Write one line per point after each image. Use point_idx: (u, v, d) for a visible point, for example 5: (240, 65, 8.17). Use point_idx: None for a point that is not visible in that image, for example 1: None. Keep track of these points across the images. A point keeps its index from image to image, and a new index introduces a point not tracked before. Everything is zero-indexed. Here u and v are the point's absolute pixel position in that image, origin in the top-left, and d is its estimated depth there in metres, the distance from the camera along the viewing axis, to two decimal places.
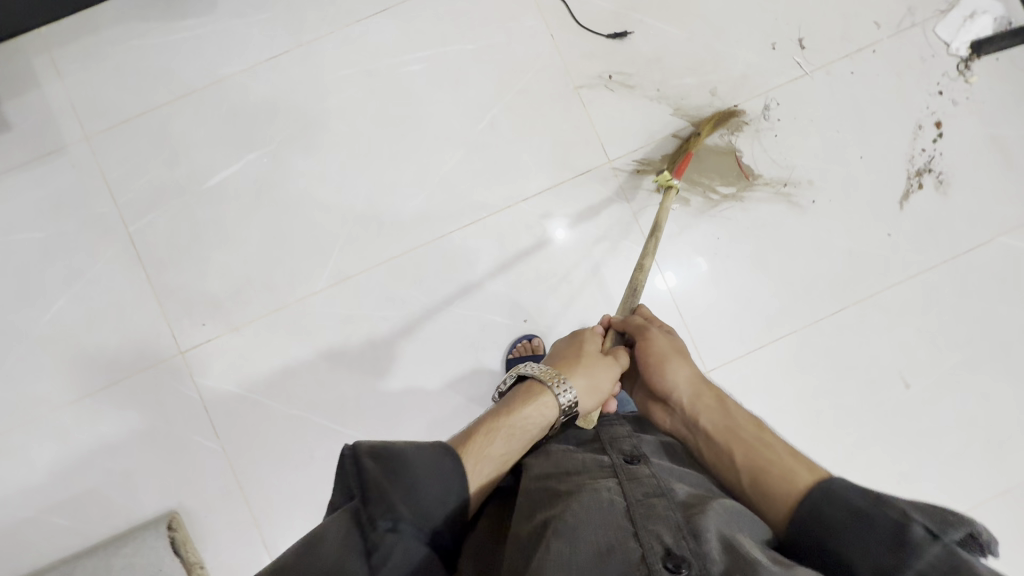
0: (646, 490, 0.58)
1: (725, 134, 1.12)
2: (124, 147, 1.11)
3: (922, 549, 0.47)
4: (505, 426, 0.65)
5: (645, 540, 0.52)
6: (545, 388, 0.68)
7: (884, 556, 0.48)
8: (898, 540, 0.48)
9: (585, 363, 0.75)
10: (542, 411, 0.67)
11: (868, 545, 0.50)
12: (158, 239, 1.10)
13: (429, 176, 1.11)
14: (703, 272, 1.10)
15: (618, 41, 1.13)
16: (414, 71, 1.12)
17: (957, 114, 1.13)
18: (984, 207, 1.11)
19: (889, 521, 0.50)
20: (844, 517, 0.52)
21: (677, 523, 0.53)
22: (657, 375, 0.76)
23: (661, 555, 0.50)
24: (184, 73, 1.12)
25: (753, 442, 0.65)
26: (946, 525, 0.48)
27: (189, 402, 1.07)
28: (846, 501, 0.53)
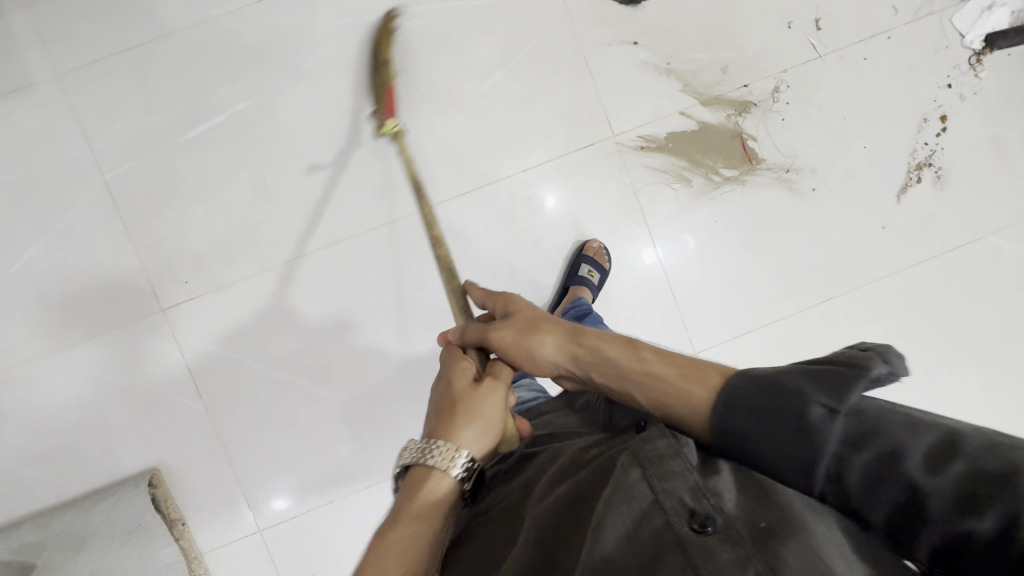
0: (659, 446, 0.50)
1: (732, 115, 1.09)
2: (99, 89, 1.03)
3: (826, 431, 0.41)
4: (394, 536, 0.53)
5: (667, 505, 0.45)
6: (425, 467, 0.58)
7: (796, 450, 0.42)
8: (801, 430, 0.42)
9: (458, 410, 0.62)
10: (430, 493, 0.56)
11: (781, 439, 0.43)
12: (138, 189, 1.04)
13: (427, 139, 1.06)
14: (690, 249, 1.10)
15: (631, 8, 1.07)
16: (416, 26, 1.06)
17: (963, 109, 1.12)
18: (976, 205, 1.13)
19: (790, 412, 0.43)
20: (751, 427, 0.45)
21: (695, 480, 0.47)
22: (528, 364, 0.66)
23: (685, 517, 0.44)
24: (166, 10, 1.04)
25: (641, 379, 0.56)
26: (845, 392, 0.42)
27: (172, 361, 1.05)
28: (746, 407, 0.46)
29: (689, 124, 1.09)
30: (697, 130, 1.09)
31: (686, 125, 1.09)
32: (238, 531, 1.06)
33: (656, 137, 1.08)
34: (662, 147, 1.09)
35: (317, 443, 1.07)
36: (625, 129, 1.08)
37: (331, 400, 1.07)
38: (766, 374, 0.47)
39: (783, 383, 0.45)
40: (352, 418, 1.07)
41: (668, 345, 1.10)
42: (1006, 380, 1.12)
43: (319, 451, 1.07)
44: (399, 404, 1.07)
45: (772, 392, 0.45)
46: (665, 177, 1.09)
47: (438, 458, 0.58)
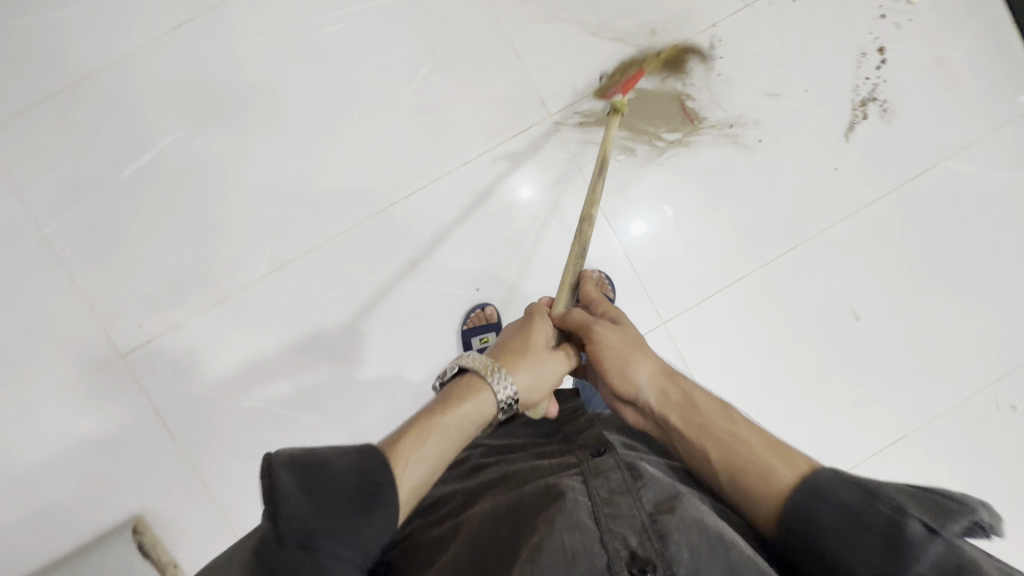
0: (612, 486, 0.58)
1: (667, 77, 1.07)
2: (24, 143, 1.01)
3: (924, 548, 0.44)
4: (436, 426, 0.59)
5: (610, 545, 0.52)
6: (483, 382, 0.63)
7: (880, 557, 0.45)
8: (895, 538, 0.45)
9: (527, 356, 0.68)
10: (477, 407, 0.62)
11: (862, 546, 0.46)
12: (79, 238, 1.02)
13: (364, 146, 1.05)
14: (669, 219, 1.09)
15: None
16: (335, 33, 1.04)
17: (900, 37, 1.10)
18: (927, 132, 1.11)
19: (884, 516, 0.47)
20: (836, 517, 0.48)
21: (642, 523, 0.54)
22: (619, 377, 0.69)
23: (626, 559, 0.51)
24: (79, 52, 1.01)
25: (729, 440, 0.59)
26: (944, 519, 0.46)
27: (139, 406, 1.04)
28: (839, 500, 0.49)
29: (626, 93, 1.07)
30: (633, 98, 1.07)
31: None
32: None
33: (594, 111, 1.07)
34: (601, 120, 1.07)
35: None
36: (561, 108, 1.06)
37: (305, 423, 1.06)
38: (868, 479, 0.50)
39: (882, 490, 0.49)
40: (329, 437, 1.06)
41: (636, 318, 1.09)
42: (980, 305, 1.11)
43: None
44: (375, 416, 1.06)
45: (870, 498, 0.48)
46: (609, 150, 1.07)
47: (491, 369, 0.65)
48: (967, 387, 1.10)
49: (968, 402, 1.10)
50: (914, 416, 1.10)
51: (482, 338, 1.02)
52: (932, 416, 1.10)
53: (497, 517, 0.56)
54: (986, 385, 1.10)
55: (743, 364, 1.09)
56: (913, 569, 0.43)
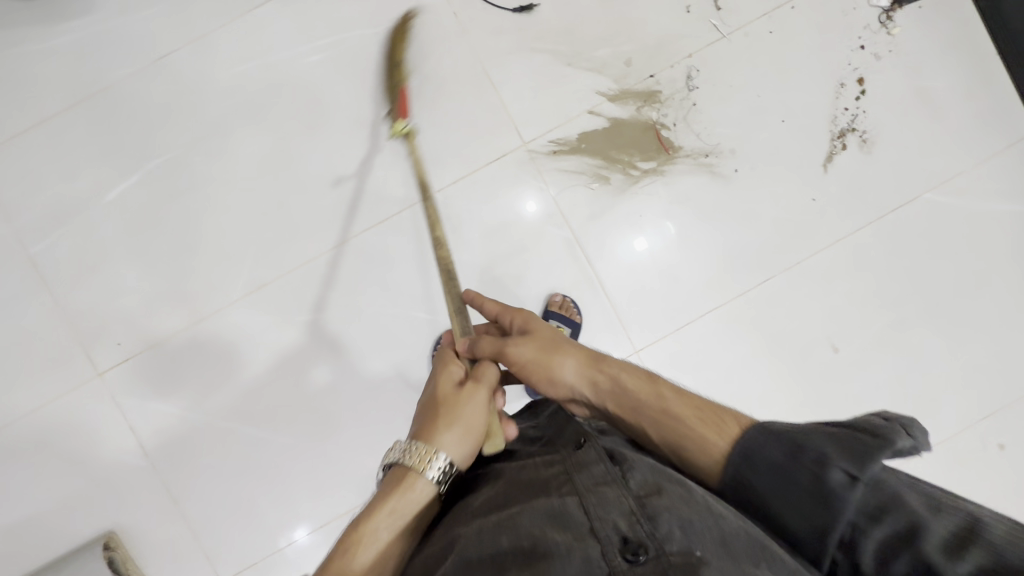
0: (597, 477, 0.56)
1: (641, 106, 1.08)
2: (17, 166, 1.05)
3: (845, 497, 0.44)
4: (367, 532, 0.57)
5: (601, 533, 0.49)
6: (408, 471, 0.61)
7: (816, 514, 0.46)
8: (822, 493, 0.45)
9: (442, 417, 0.65)
10: (408, 494, 0.60)
11: (794, 500, 0.47)
12: (64, 258, 1.05)
13: (341, 172, 1.07)
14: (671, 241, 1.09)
15: (526, 14, 1.07)
16: (316, 62, 1.06)
17: (880, 68, 1.09)
18: (909, 163, 1.09)
19: (810, 475, 0.46)
20: (769, 481, 0.49)
21: (630, 508, 0.51)
22: (547, 381, 0.70)
23: (619, 546, 0.48)
24: (71, 80, 1.05)
25: (662, 415, 0.60)
26: (866, 462, 0.44)
27: (115, 423, 1.05)
28: (767, 459, 0.49)
29: (600, 122, 1.07)
30: (608, 126, 1.08)
31: (597, 124, 1.07)
32: None
33: (568, 139, 1.07)
34: (576, 148, 1.07)
35: (268, 487, 1.07)
36: (535, 136, 1.07)
37: (277, 443, 1.07)
38: (790, 429, 0.50)
39: (806, 442, 0.47)
40: (300, 459, 1.06)
41: (609, 346, 1.08)
42: (964, 340, 1.08)
43: (271, 494, 1.07)
44: (346, 438, 1.07)
45: (795, 452, 0.48)
46: (583, 178, 1.07)
47: (414, 458, 0.61)
48: (951, 425, 1.07)
49: (953, 440, 1.07)
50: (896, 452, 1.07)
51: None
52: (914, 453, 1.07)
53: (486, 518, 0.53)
54: (972, 422, 1.07)
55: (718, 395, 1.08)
56: (845, 522, 0.45)
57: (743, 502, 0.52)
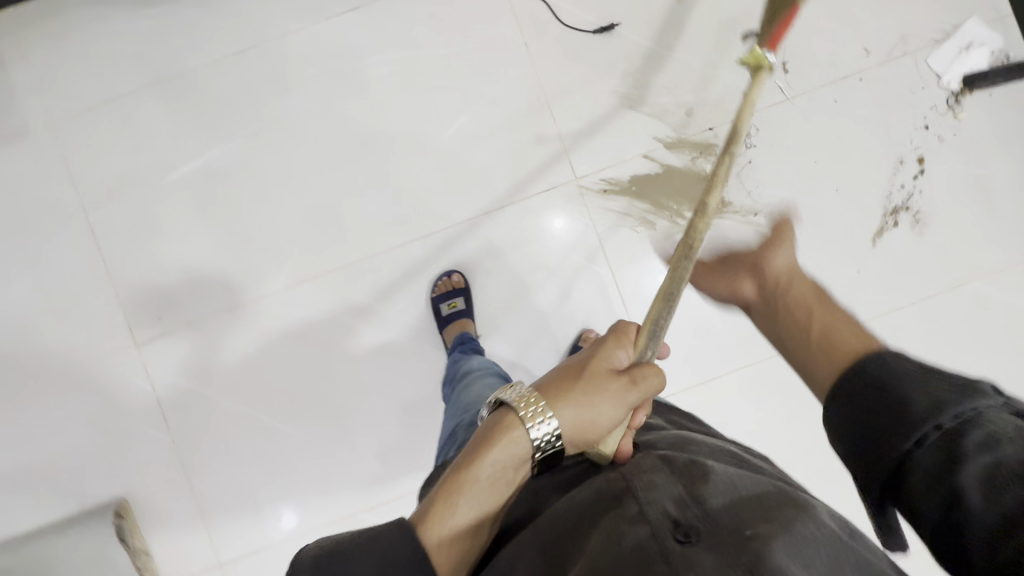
0: (642, 466, 0.54)
1: (696, 157, 1.08)
2: (86, 135, 1.09)
3: (984, 398, 0.42)
4: (470, 477, 0.55)
5: (652, 514, 0.47)
6: (516, 422, 0.56)
7: (947, 405, 0.42)
8: (958, 391, 0.43)
9: (580, 386, 0.58)
10: (510, 451, 0.55)
11: (928, 388, 0.44)
12: (118, 229, 1.09)
13: (393, 182, 1.09)
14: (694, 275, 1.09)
15: (604, 35, 1.09)
16: (383, 73, 1.09)
17: (942, 151, 1.08)
18: (959, 249, 1.08)
19: (947, 380, 0.44)
20: (893, 379, 0.46)
21: (678, 492, 0.49)
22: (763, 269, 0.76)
23: (670, 526, 0.46)
24: (149, 61, 1.09)
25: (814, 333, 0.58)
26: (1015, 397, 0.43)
27: (143, 394, 1.08)
28: (902, 367, 0.47)
29: (653, 168, 1.08)
30: (660, 173, 1.08)
31: (650, 169, 1.08)
32: (200, 563, 1.08)
33: (619, 180, 1.08)
34: (625, 190, 1.08)
35: (277, 478, 1.08)
36: (587, 174, 1.08)
37: (293, 436, 1.08)
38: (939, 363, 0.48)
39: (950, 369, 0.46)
40: (314, 454, 1.08)
41: None
42: None
43: (280, 486, 1.08)
44: (360, 441, 1.08)
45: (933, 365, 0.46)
46: (629, 220, 1.08)
47: (530, 411, 0.56)
48: None
49: None
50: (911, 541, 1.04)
51: (449, 303, 1.06)
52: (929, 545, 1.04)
53: (548, 524, 0.52)
54: None
55: None
56: (973, 406, 0.41)
57: (861, 405, 0.47)
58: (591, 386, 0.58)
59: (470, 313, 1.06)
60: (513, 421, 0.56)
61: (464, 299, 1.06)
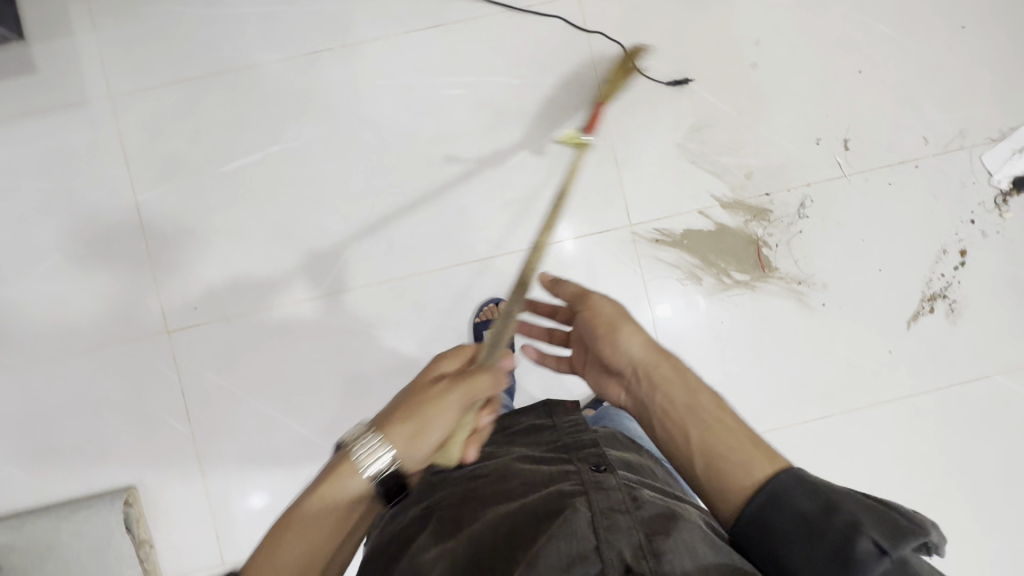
0: (613, 500, 0.54)
1: (749, 220, 1.10)
2: (145, 114, 1.07)
3: (867, 565, 0.45)
4: (299, 514, 0.52)
5: (605, 555, 0.49)
6: (347, 459, 0.54)
7: (829, 571, 0.47)
8: (843, 554, 0.47)
9: (410, 408, 0.58)
10: (344, 481, 0.54)
11: (813, 557, 0.48)
12: (166, 212, 1.07)
13: (450, 203, 1.09)
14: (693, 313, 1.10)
15: (677, 88, 1.10)
16: (455, 95, 1.09)
17: (984, 246, 1.11)
18: (989, 343, 1.11)
19: (838, 533, 0.48)
20: (789, 525, 0.50)
21: (638, 541, 0.50)
22: (608, 342, 0.69)
23: (619, 571, 0.48)
24: (221, 49, 1.08)
25: (719, 433, 0.58)
26: (899, 538, 0.46)
27: (167, 383, 1.06)
28: (795, 509, 0.50)
29: (707, 225, 1.10)
30: (713, 231, 1.10)
31: (703, 225, 1.10)
32: (202, 561, 1.05)
33: (671, 232, 1.10)
34: (677, 243, 1.10)
35: (293, 484, 1.07)
36: (642, 222, 1.09)
37: (315, 443, 1.07)
38: (829, 487, 0.51)
39: (842, 507, 0.49)
40: None
41: None
42: (1000, 526, 1.09)
43: (295, 491, 1.07)
44: None
45: (827, 509, 0.49)
46: (677, 273, 1.10)
47: (359, 447, 0.55)
48: None
49: None
50: None
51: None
52: None
53: (501, 524, 0.53)
54: None
55: None
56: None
57: (752, 537, 0.53)
58: (416, 402, 0.58)
59: None
60: (347, 463, 0.54)
61: None
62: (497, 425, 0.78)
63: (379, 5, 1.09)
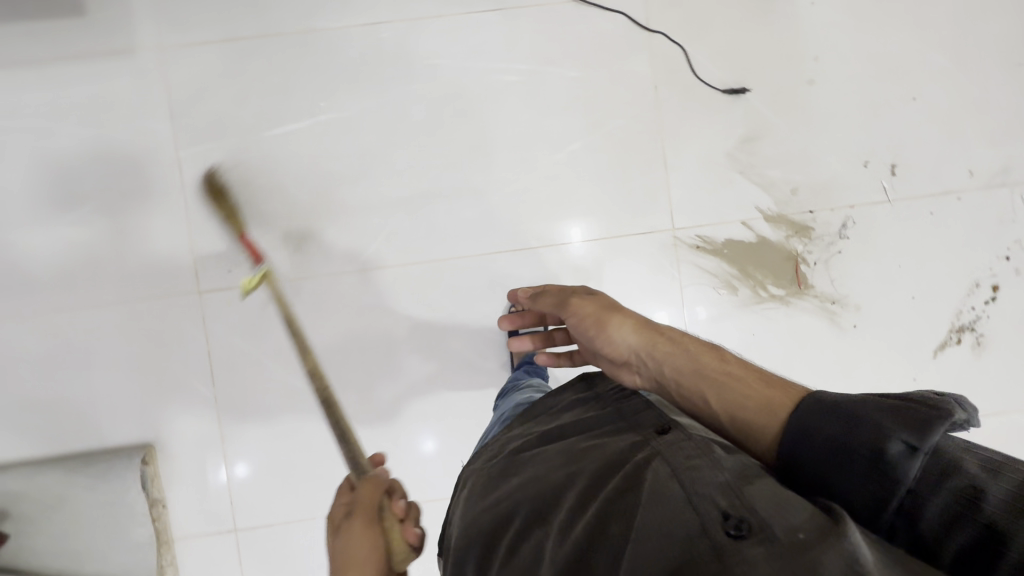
0: (688, 453, 0.51)
1: (790, 236, 1.10)
2: (195, 69, 1.05)
3: (902, 467, 0.45)
4: None
5: (699, 507, 0.44)
6: None
7: (875, 483, 0.45)
8: (879, 466, 0.45)
9: None
10: None
11: (860, 479, 0.46)
12: (208, 172, 1.05)
13: (495, 190, 1.08)
14: (701, 317, 1.10)
15: (733, 96, 1.10)
16: (510, 81, 1.08)
17: (1016, 282, 1.13)
18: (1011, 379, 1.13)
19: (866, 447, 0.46)
20: (820, 457, 0.49)
21: (728, 487, 0.45)
22: (601, 338, 0.72)
23: (720, 520, 0.42)
24: (278, 11, 1.06)
25: (724, 382, 0.61)
26: (924, 431, 0.45)
27: (195, 343, 1.05)
28: (822, 439, 0.49)
29: (748, 236, 1.10)
30: (753, 243, 1.10)
31: (745, 236, 1.10)
32: (215, 525, 1.05)
33: (713, 240, 1.10)
34: (717, 251, 1.10)
35: (312, 456, 1.06)
36: (685, 227, 1.10)
37: None
38: (843, 403, 0.50)
39: (862, 415, 0.48)
40: (354, 440, 1.07)
41: None
42: None
43: (313, 464, 1.07)
44: (404, 437, 1.08)
45: (850, 426, 0.48)
46: (714, 281, 1.10)
47: None
48: None
49: None
50: None
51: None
52: None
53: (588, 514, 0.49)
54: None
55: None
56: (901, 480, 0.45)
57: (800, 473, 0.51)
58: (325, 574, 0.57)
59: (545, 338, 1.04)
60: None
61: None
62: (541, 409, 0.74)
63: None
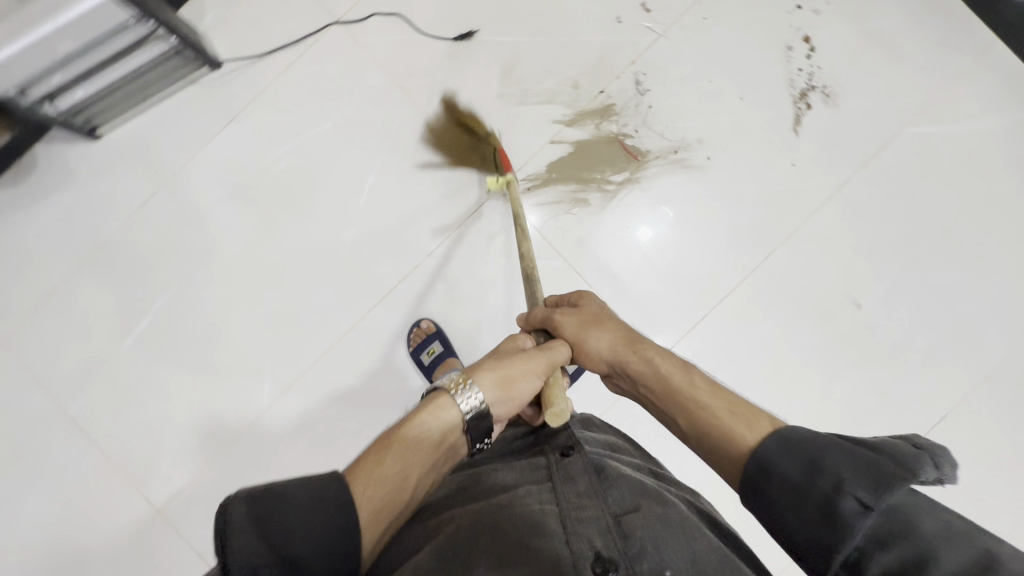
0: (579, 490, 0.58)
1: (599, 123, 1.10)
2: (37, 338, 1.10)
3: (853, 525, 0.46)
4: (401, 442, 0.58)
5: (575, 546, 0.52)
6: (446, 396, 0.62)
7: (822, 533, 0.48)
8: (830, 512, 0.48)
9: (494, 361, 0.68)
10: (437, 420, 0.61)
11: (806, 519, 0.49)
12: (99, 411, 1.09)
13: (332, 263, 1.10)
14: (670, 217, 1.09)
15: (465, 41, 1.10)
16: (284, 167, 1.11)
17: (821, 22, 1.10)
18: (878, 105, 1.09)
19: (822, 493, 0.49)
20: (783, 494, 0.51)
21: (606, 524, 0.54)
22: (580, 355, 0.73)
23: (591, 558, 0.51)
24: (68, 246, 1.11)
25: (687, 399, 0.63)
26: (880, 490, 0.47)
27: (181, 555, 1.06)
28: (785, 477, 0.52)
29: (565, 148, 1.09)
30: (572, 151, 1.09)
31: (561, 151, 1.09)
32: None
33: (538, 173, 1.09)
34: (547, 180, 1.09)
35: None
36: None
37: None
38: (813, 443, 0.52)
39: (827, 462, 0.50)
40: None
41: None
42: (984, 262, 1.06)
43: None
44: None
45: (812, 472, 0.50)
46: (562, 206, 1.09)
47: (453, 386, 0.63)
48: (994, 351, 1.04)
49: (1001, 366, 1.04)
50: (946, 394, 1.04)
51: (428, 352, 1.02)
52: (965, 392, 1.04)
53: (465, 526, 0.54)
54: (1017, 343, 1.04)
55: (744, 382, 1.06)
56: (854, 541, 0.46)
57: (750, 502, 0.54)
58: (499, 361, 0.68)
59: (452, 352, 1.02)
60: (444, 397, 0.62)
61: (436, 342, 1.03)
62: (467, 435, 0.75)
63: (178, 130, 1.11)
